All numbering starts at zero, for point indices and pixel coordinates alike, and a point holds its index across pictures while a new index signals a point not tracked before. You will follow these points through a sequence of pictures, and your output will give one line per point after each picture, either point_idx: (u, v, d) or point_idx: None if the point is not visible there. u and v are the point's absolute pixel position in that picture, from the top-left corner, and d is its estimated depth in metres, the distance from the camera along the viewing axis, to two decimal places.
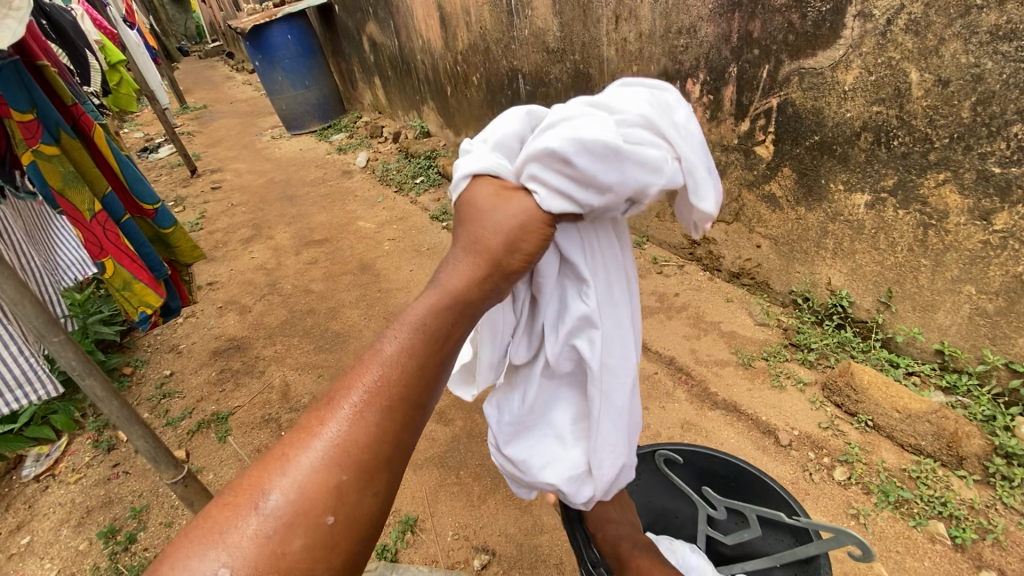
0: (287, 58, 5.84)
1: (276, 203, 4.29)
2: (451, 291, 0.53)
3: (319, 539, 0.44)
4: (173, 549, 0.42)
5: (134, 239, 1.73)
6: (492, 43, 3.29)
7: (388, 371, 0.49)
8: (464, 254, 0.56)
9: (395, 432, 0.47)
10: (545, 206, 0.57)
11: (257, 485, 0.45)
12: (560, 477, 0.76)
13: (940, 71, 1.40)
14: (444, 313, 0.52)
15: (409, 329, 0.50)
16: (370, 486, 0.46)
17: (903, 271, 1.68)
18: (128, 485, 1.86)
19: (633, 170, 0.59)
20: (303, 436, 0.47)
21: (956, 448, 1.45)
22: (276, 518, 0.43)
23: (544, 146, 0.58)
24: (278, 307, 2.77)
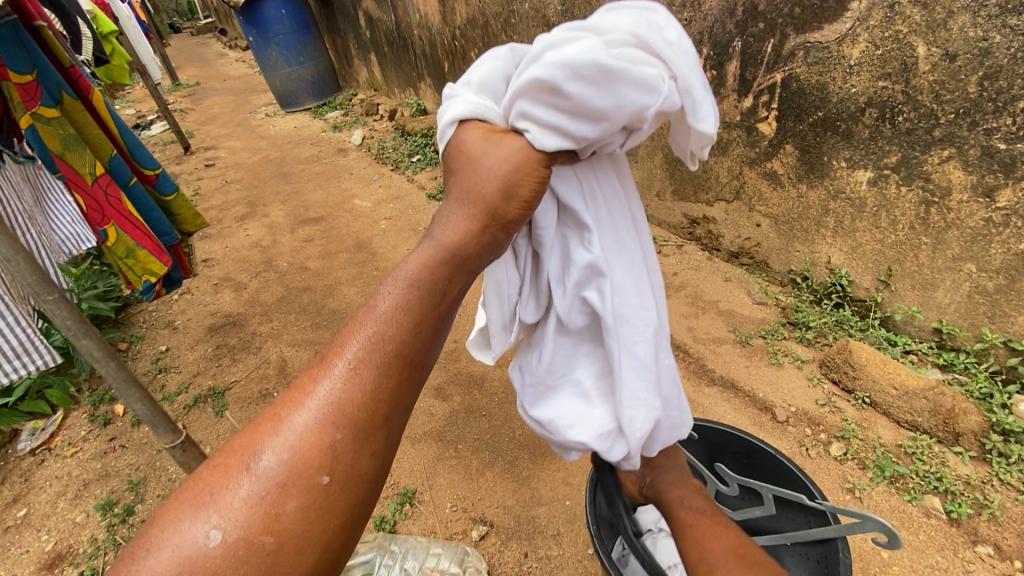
0: (281, 33, 5.71)
1: (271, 181, 4.24)
2: (445, 248, 0.54)
3: (314, 497, 0.45)
4: (170, 508, 0.45)
5: (142, 206, 1.67)
6: (491, 17, 3.22)
7: (380, 329, 0.50)
8: (459, 205, 0.56)
9: (388, 391, 0.49)
10: (537, 145, 0.57)
11: (251, 447, 0.47)
12: (590, 435, 0.74)
13: (948, 44, 1.38)
14: (437, 273, 0.53)
15: (402, 288, 0.51)
16: (366, 447, 0.47)
17: (904, 250, 1.67)
18: (125, 459, 1.86)
19: (628, 91, 0.56)
20: (298, 397, 0.48)
21: (952, 425, 1.46)
22: (270, 478, 0.45)
23: (530, 78, 0.57)
24: (274, 284, 2.75)
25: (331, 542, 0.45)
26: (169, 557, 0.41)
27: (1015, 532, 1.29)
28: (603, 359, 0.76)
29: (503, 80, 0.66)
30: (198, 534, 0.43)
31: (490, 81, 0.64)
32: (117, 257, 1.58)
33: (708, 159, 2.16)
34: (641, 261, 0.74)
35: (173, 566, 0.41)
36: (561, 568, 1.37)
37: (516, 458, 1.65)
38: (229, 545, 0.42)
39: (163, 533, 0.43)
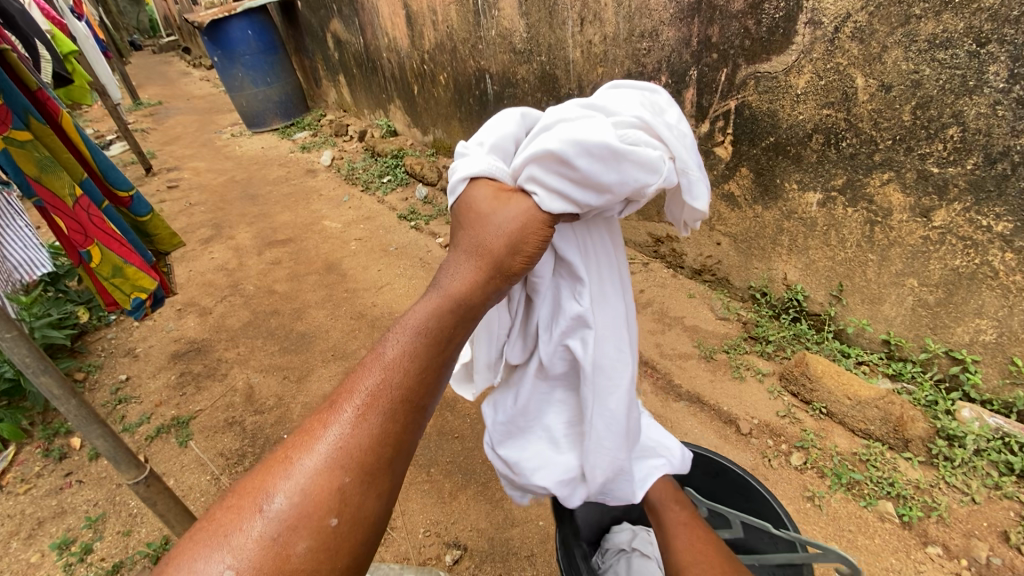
0: (247, 54, 5.69)
1: (237, 202, 4.18)
2: (453, 296, 0.55)
3: (323, 538, 0.45)
4: (184, 547, 0.43)
5: (119, 225, 1.61)
6: (458, 43, 3.30)
7: (386, 375, 0.50)
8: (467, 256, 0.58)
9: (394, 435, 0.49)
10: (545, 208, 0.59)
11: (262, 488, 0.46)
12: (552, 479, 0.79)
13: (883, 76, 1.48)
14: (447, 319, 0.54)
15: (409, 336, 0.52)
16: (373, 489, 0.47)
17: (853, 266, 1.77)
18: (83, 494, 1.78)
19: (632, 170, 0.61)
20: (307, 439, 0.48)
21: (902, 431, 1.54)
22: (281, 520, 0.44)
23: (544, 148, 0.59)
24: (240, 308, 2.70)
25: None
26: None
27: (962, 532, 1.37)
28: (575, 407, 0.79)
29: (513, 143, 0.69)
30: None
31: (502, 144, 0.68)
32: (103, 277, 1.54)
33: None
34: (622, 316, 0.77)
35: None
36: None
37: (490, 479, 1.66)
38: None
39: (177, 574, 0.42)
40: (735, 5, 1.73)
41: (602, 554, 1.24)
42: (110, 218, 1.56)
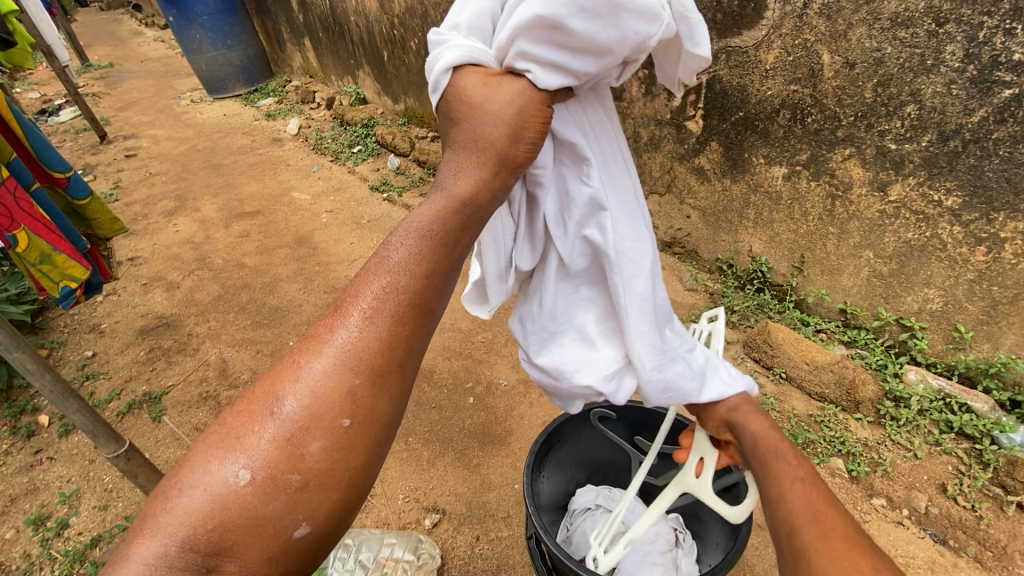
0: (205, 14, 5.39)
1: (201, 173, 4.04)
2: (459, 196, 0.51)
3: (337, 438, 0.42)
4: (198, 451, 0.43)
5: (49, 209, 1.36)
6: (430, 8, 3.21)
7: (389, 276, 0.47)
8: (467, 153, 0.54)
9: (404, 336, 0.46)
10: (540, 84, 0.57)
11: (271, 393, 0.44)
12: (598, 378, 0.80)
13: (848, 53, 1.52)
14: (455, 215, 0.50)
15: (414, 239, 0.49)
16: (384, 390, 0.45)
17: (814, 239, 1.85)
18: (55, 471, 1.76)
19: (631, 22, 0.58)
20: (311, 344, 0.45)
21: (853, 394, 1.64)
22: (293, 421, 0.42)
23: (531, 16, 0.56)
24: (210, 282, 2.65)
25: (355, 481, 0.43)
26: (202, 494, 0.40)
27: (904, 485, 1.47)
28: (604, 301, 0.79)
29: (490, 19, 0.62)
30: (229, 475, 0.41)
31: (478, 20, 0.62)
32: (28, 265, 1.28)
33: (642, 154, 2.28)
34: (635, 194, 0.76)
35: (204, 505, 0.40)
36: (512, 548, 1.45)
37: (467, 447, 1.71)
38: (257, 483, 0.41)
39: (192, 475, 0.41)
40: None
41: (570, 516, 1.31)
42: (41, 201, 1.32)
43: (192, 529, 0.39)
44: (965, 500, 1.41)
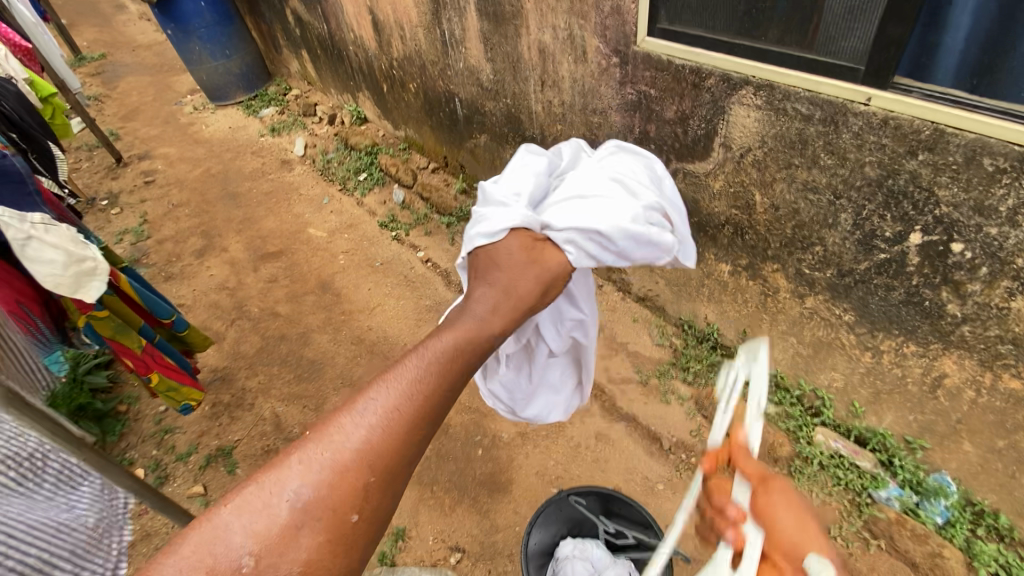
0: (202, 27, 5.52)
1: (220, 203, 4.38)
2: (466, 333, 0.73)
3: (341, 530, 0.59)
4: (226, 519, 0.58)
5: (167, 351, 1.99)
6: (427, 62, 3.46)
7: (405, 400, 0.65)
8: (484, 300, 0.78)
9: (407, 452, 0.64)
10: (575, 262, 0.89)
11: (290, 480, 0.60)
12: (561, 408, 1.42)
13: (773, 198, 1.91)
14: (459, 353, 0.71)
15: (429, 370, 0.68)
16: (388, 491, 0.62)
17: (752, 320, 2.27)
18: (160, 518, 2.28)
19: (652, 247, 0.99)
20: (329, 440, 0.62)
21: (773, 452, 2.16)
22: (305, 511, 0.59)
23: (593, 224, 0.91)
24: (250, 333, 3.11)
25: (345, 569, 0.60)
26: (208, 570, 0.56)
27: None
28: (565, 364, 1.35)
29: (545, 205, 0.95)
30: (241, 552, 0.57)
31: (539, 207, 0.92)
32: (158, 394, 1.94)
33: None
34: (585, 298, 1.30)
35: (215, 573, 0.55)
36: None
37: (478, 495, 2.22)
38: (260, 565, 0.57)
39: (219, 539, 0.57)
40: (667, 115, 2.10)
41: (553, 562, 1.80)
42: (164, 349, 1.95)
43: None
44: (841, 539, 1.95)
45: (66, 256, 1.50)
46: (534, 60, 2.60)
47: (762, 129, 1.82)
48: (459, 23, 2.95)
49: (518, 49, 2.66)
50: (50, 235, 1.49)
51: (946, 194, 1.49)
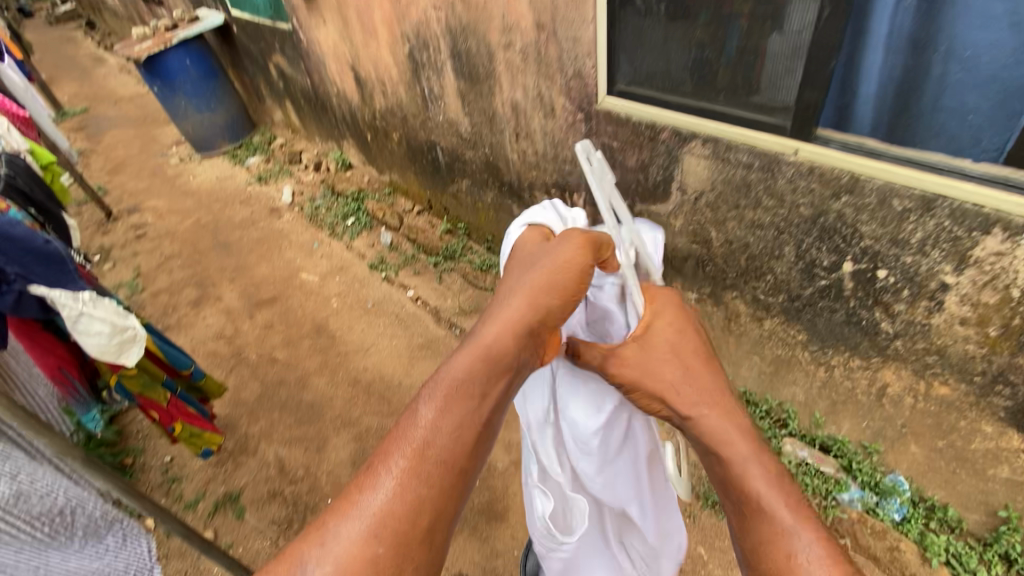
0: (187, 83, 5.72)
1: (212, 253, 4.54)
2: (463, 384, 0.90)
3: (373, 563, 0.75)
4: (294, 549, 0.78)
5: (188, 400, 2.36)
6: (408, 115, 3.70)
7: (418, 450, 0.83)
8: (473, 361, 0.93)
9: (422, 495, 0.80)
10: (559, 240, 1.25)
11: (336, 519, 0.79)
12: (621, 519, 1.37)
13: (727, 234, 2.14)
14: (458, 408, 0.87)
15: (438, 423, 0.86)
16: (403, 538, 0.77)
17: (718, 343, 2.43)
18: (173, 566, 2.38)
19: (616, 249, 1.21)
20: (361, 491, 0.81)
21: None
22: (347, 542, 0.76)
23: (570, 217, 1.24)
24: (250, 380, 3.28)
25: None
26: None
27: None
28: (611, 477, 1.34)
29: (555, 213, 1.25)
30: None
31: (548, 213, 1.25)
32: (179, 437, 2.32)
33: None
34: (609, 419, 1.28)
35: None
36: None
37: (477, 522, 2.36)
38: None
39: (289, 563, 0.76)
40: (629, 163, 2.34)
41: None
42: (184, 399, 2.32)
43: None
44: None
45: (111, 329, 1.78)
46: (509, 114, 2.85)
47: (711, 176, 2.06)
48: (437, 81, 3.20)
49: (493, 105, 2.91)
50: (98, 308, 1.76)
51: (869, 229, 1.72)
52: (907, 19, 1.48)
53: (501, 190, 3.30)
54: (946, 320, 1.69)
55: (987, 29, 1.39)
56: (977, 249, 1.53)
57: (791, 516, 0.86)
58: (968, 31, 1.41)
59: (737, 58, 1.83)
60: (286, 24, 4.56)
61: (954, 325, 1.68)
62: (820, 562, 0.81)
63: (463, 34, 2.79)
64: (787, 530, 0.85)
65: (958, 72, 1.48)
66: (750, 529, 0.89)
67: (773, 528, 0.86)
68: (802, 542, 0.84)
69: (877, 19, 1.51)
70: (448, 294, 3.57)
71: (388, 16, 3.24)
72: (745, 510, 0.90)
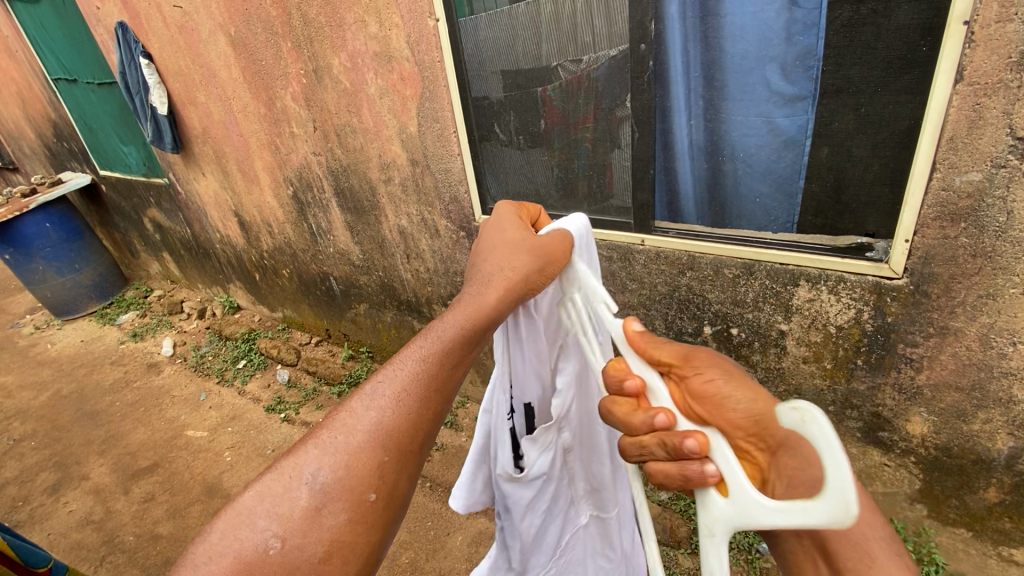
0: (47, 246, 5.33)
1: (76, 426, 4.02)
2: (475, 308, 1.04)
3: (366, 503, 0.87)
4: (311, 444, 0.91)
5: None
6: (298, 251, 3.77)
7: (424, 376, 0.97)
8: (480, 289, 1.08)
9: (421, 418, 0.95)
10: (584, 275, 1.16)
11: (353, 425, 0.91)
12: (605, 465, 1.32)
13: None
14: (469, 327, 1.02)
15: (440, 347, 1.00)
16: (402, 464, 0.92)
17: None
18: None
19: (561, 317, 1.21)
20: (372, 401, 0.94)
21: (675, 534, 2.39)
22: (351, 450, 0.89)
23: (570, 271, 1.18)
24: (128, 568, 2.85)
25: (374, 511, 0.88)
26: (282, 511, 0.83)
27: None
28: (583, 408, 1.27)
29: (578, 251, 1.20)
30: (311, 475, 0.87)
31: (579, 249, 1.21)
32: None
33: None
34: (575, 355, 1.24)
35: (289, 505, 0.83)
36: None
37: None
38: (320, 490, 0.86)
39: (305, 458, 0.88)
40: None
41: None
42: None
43: (278, 522, 0.82)
44: None
45: None
46: (397, 239, 3.05)
47: None
48: (324, 217, 3.36)
49: (381, 232, 3.09)
50: None
51: (714, 296, 2.04)
52: (699, 133, 1.90)
53: (399, 309, 3.38)
54: (792, 362, 1.99)
55: (754, 136, 1.80)
56: (795, 298, 1.86)
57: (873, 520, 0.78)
58: (743, 138, 1.82)
59: (590, 172, 2.20)
60: (162, 179, 4.57)
61: (800, 364, 1.98)
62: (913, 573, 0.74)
63: (345, 174, 3.02)
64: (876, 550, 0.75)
65: (744, 168, 1.87)
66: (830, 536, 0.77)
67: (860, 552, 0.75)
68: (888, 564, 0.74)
69: (678, 134, 1.93)
70: None
71: (269, 163, 3.42)
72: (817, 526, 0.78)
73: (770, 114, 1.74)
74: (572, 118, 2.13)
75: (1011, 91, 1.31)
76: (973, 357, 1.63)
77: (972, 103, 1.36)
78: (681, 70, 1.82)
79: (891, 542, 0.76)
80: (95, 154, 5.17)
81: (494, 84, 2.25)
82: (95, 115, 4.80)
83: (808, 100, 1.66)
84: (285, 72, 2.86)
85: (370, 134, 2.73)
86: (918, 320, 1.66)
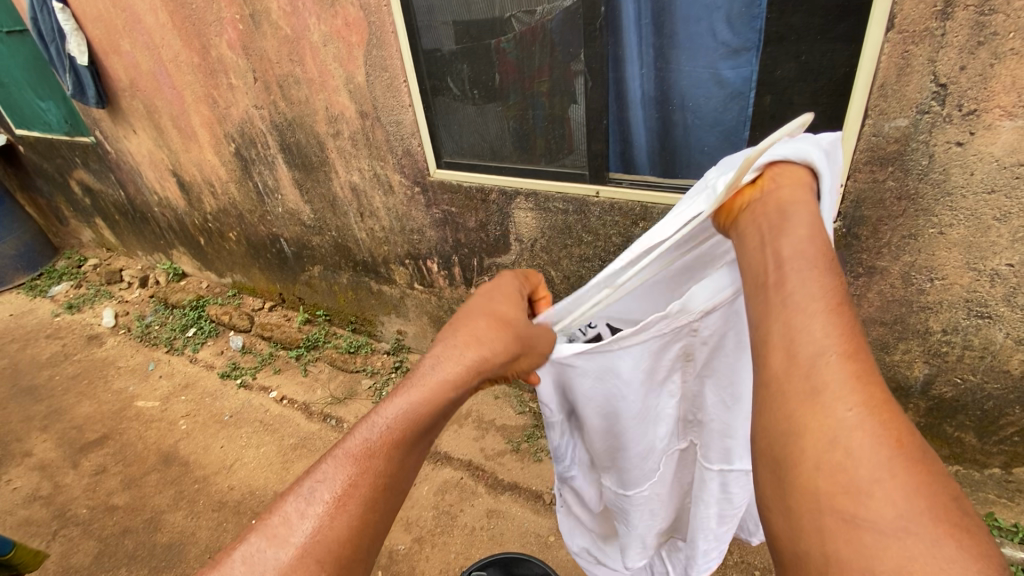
0: None
1: (13, 402, 3.82)
2: (434, 385, 0.85)
3: None
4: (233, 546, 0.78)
5: None
6: (245, 212, 3.61)
7: (373, 464, 0.82)
8: (445, 356, 0.88)
9: (362, 519, 0.81)
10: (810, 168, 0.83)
11: (284, 527, 0.78)
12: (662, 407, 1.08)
13: (566, 271, 2.46)
14: (427, 403, 0.85)
15: (390, 429, 0.84)
16: None
17: None
18: None
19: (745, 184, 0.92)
20: (307, 490, 0.81)
21: None
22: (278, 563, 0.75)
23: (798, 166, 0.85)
24: (84, 540, 2.80)
25: None
26: None
27: None
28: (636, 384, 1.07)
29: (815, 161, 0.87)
30: None
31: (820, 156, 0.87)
32: None
33: None
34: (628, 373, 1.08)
35: None
36: None
37: None
38: None
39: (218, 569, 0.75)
40: (470, 224, 2.61)
41: None
42: None
43: None
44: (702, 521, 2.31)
45: None
46: (348, 196, 2.96)
47: (539, 224, 2.39)
48: (270, 174, 3.21)
49: (332, 190, 2.99)
50: None
51: None
52: (650, 84, 1.92)
53: (355, 270, 3.33)
54: None
55: (702, 88, 1.84)
56: None
57: (839, 377, 0.63)
58: (691, 90, 1.86)
59: (548, 125, 2.19)
60: (87, 137, 4.23)
61: None
62: (875, 423, 0.60)
63: (290, 128, 2.88)
64: (834, 390, 0.62)
65: (693, 120, 1.91)
66: (776, 383, 0.67)
67: (816, 382, 0.64)
68: (845, 402, 0.61)
69: (631, 84, 1.95)
70: (316, 386, 3.41)
71: (208, 118, 3.22)
72: (788, 398, 0.65)
73: (716, 66, 1.78)
74: (527, 72, 2.10)
75: (936, 38, 1.38)
76: (896, 293, 1.77)
77: (901, 51, 1.43)
78: (632, 17, 1.82)
79: (868, 422, 0.60)
80: (7, 110, 4.72)
81: (446, 35, 2.18)
82: (4, 66, 4.35)
83: (752, 52, 1.69)
84: (219, 17, 2.67)
85: (315, 84, 2.60)
86: (849, 260, 1.78)
